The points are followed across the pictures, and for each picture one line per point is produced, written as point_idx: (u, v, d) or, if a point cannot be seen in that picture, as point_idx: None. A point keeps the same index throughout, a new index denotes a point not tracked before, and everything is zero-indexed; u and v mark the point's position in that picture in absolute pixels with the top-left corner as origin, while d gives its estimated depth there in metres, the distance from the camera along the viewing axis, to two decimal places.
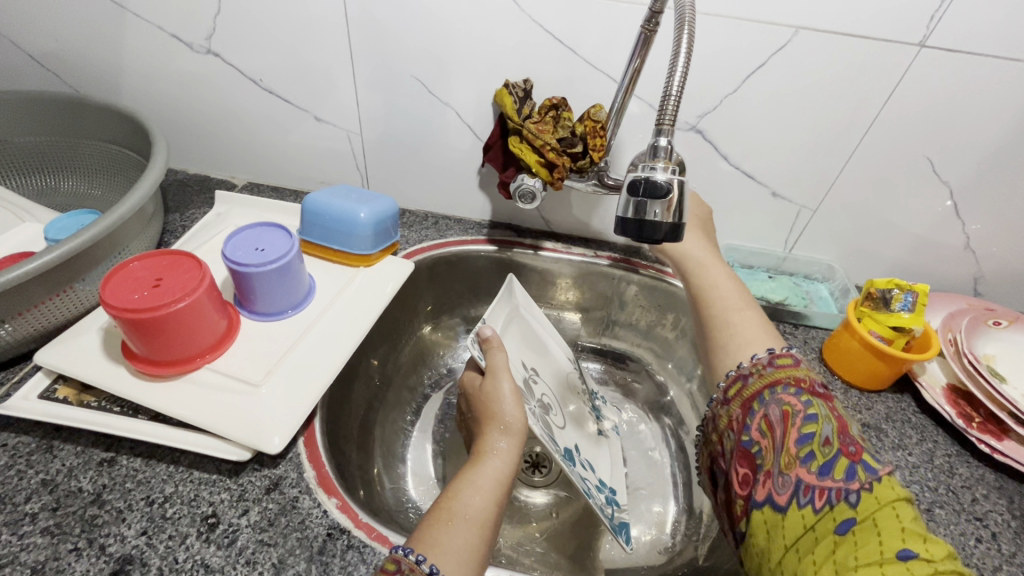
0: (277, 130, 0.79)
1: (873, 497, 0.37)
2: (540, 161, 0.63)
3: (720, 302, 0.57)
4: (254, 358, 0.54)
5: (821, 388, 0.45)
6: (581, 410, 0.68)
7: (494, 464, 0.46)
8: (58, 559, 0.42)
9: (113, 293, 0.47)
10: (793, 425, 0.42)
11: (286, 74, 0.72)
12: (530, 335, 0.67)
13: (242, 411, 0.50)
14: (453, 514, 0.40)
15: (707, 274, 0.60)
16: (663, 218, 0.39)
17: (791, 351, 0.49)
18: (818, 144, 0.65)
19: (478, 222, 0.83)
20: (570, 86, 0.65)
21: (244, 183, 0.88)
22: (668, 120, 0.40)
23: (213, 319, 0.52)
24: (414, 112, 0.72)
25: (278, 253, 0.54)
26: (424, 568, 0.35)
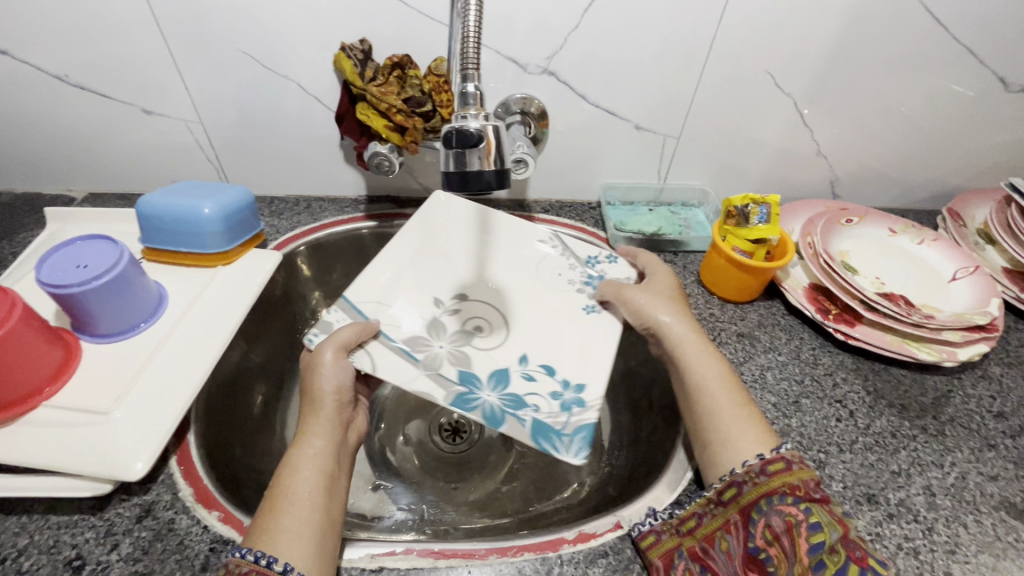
0: (106, 131, 0.71)
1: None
2: (389, 126, 0.61)
3: (716, 400, 0.49)
4: (103, 385, 0.50)
5: (816, 490, 0.43)
6: (562, 295, 0.63)
7: (313, 445, 0.46)
8: None
9: None
10: (800, 535, 0.40)
11: (96, 65, 0.64)
12: (466, 241, 0.67)
13: (94, 442, 0.46)
14: (277, 499, 0.42)
15: (692, 362, 0.52)
16: (483, 166, 0.38)
17: (782, 452, 0.44)
18: (666, 71, 0.66)
19: (354, 199, 0.79)
20: (410, 40, 0.61)
21: (84, 196, 0.79)
22: (472, 66, 0.40)
23: (40, 350, 0.47)
24: (253, 90, 0.66)
25: (103, 266, 0.49)
26: (249, 558, 0.37)
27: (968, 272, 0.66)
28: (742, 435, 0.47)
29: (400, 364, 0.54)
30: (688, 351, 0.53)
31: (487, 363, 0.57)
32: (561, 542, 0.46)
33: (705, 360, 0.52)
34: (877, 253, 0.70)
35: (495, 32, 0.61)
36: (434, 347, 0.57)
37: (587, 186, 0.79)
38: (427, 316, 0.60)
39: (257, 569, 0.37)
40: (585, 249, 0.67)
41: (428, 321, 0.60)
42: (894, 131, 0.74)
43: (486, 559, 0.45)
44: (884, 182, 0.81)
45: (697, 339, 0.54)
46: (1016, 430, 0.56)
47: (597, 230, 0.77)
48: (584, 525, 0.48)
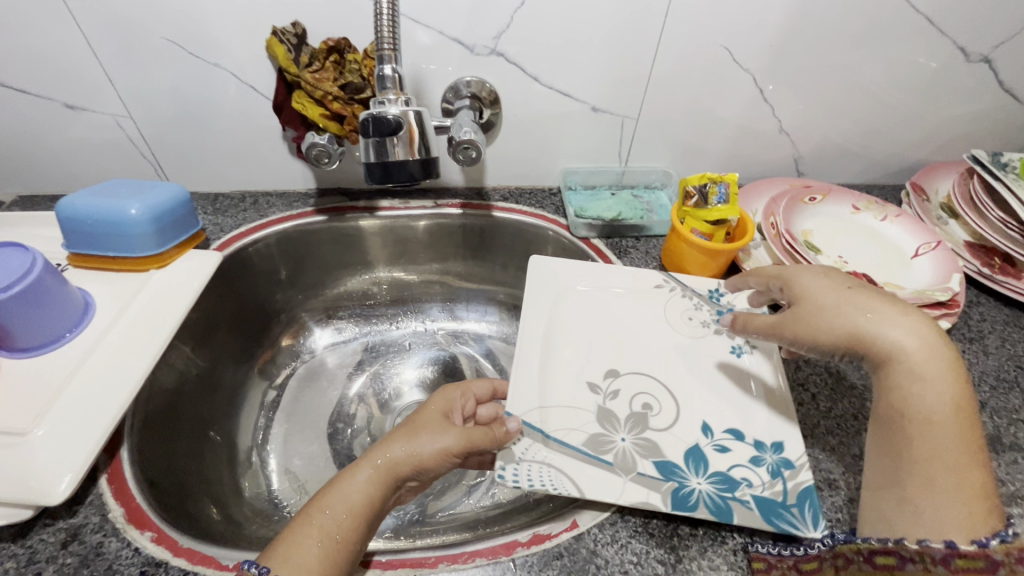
0: (24, 130, 0.66)
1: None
2: (326, 115, 0.58)
3: (919, 443, 0.38)
4: (24, 403, 0.47)
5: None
6: (702, 343, 0.58)
7: (361, 480, 0.42)
8: None
9: None
10: None
11: (5, 56, 0.59)
12: (597, 304, 0.62)
13: (11, 464, 0.43)
14: (311, 526, 0.39)
15: (911, 387, 0.40)
16: None
17: (990, 550, 0.31)
18: (619, 49, 0.63)
19: (304, 192, 0.75)
20: (347, 23, 0.58)
21: (13, 199, 0.74)
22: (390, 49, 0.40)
23: None
24: (181, 80, 0.62)
25: (15, 273, 0.46)
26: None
27: (930, 247, 0.66)
28: (951, 505, 0.35)
29: (593, 473, 0.46)
30: (899, 375, 0.40)
31: (676, 444, 0.49)
32: (515, 545, 0.44)
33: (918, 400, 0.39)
34: (842, 231, 0.69)
35: (436, 12, 0.58)
36: (617, 442, 0.49)
37: (547, 171, 0.76)
38: (593, 408, 0.52)
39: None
40: (702, 283, 0.63)
41: (597, 413, 0.52)
42: (857, 105, 0.73)
43: (437, 568, 0.43)
44: (848, 158, 0.80)
45: (920, 363, 0.40)
46: (977, 406, 0.55)
47: (557, 217, 0.74)
48: (540, 526, 0.46)
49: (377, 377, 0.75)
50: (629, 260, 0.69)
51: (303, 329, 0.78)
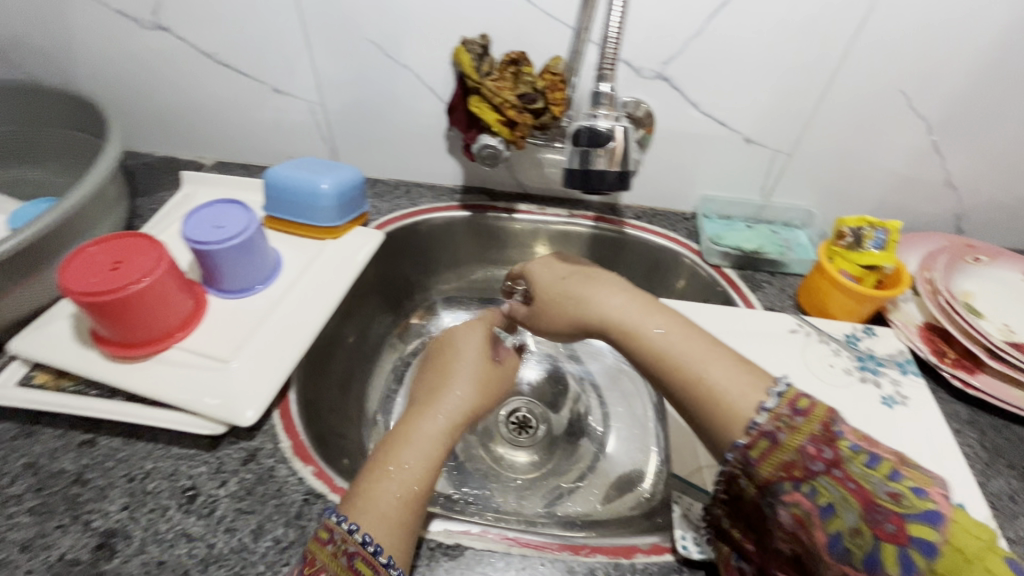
0: (232, 106, 0.76)
1: (956, 553, 0.30)
2: (500, 120, 0.61)
3: (692, 376, 0.42)
4: (224, 338, 0.55)
5: (818, 459, 0.34)
6: (850, 390, 0.56)
7: (436, 424, 0.48)
8: (44, 535, 0.44)
9: (73, 279, 0.47)
10: (816, 527, 0.34)
11: (237, 41, 0.69)
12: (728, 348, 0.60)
13: (214, 385, 0.51)
14: (388, 477, 0.43)
15: (640, 336, 0.46)
16: (607, 166, 0.46)
17: (762, 428, 0.37)
18: (785, 83, 0.63)
19: (451, 188, 0.80)
20: (529, 39, 0.63)
21: (212, 163, 0.83)
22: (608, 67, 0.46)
23: (176, 299, 0.52)
24: (372, 76, 0.70)
25: (238, 227, 0.54)
26: (355, 538, 0.39)
27: None
28: (730, 394, 0.40)
29: None
30: (626, 324, 0.48)
31: None
32: (634, 550, 0.46)
33: (633, 331, 0.47)
34: (1008, 297, 0.64)
35: None
36: None
37: (685, 196, 0.76)
38: None
39: (365, 555, 0.38)
40: (837, 327, 0.62)
41: None
42: None
43: (560, 554, 0.45)
44: (1020, 222, 0.73)
45: (624, 305, 0.49)
46: None
47: (689, 242, 0.74)
48: (658, 538, 0.47)
49: None
50: (764, 294, 0.68)
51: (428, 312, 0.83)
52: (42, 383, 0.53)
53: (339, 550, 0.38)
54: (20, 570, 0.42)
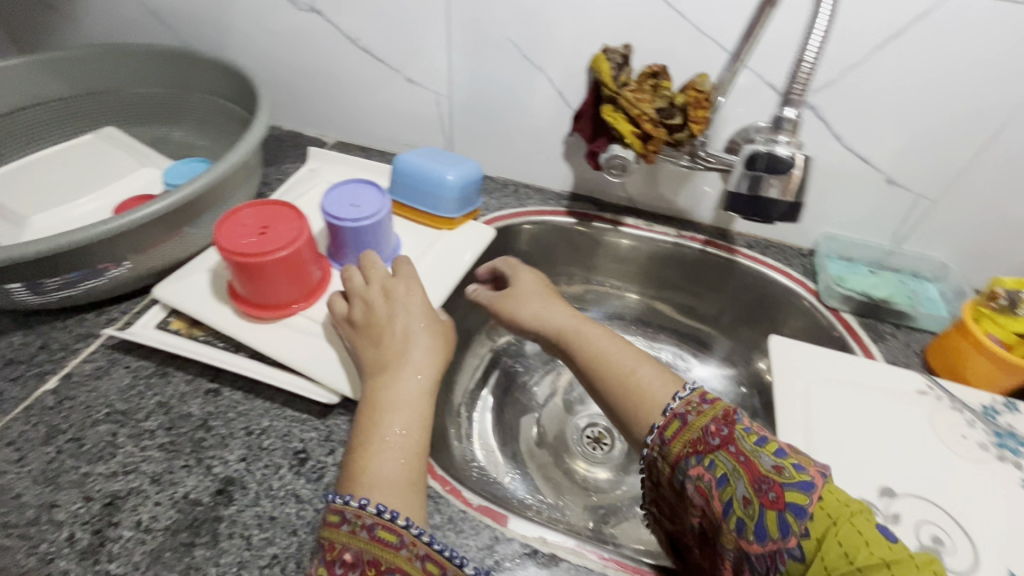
0: (363, 90, 0.79)
1: (824, 514, 0.35)
2: (634, 132, 0.60)
3: (620, 372, 0.51)
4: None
5: (717, 436, 0.42)
6: (983, 466, 0.51)
7: (410, 383, 0.46)
8: (172, 472, 0.48)
9: (225, 237, 0.50)
10: (713, 498, 0.40)
11: (381, 29, 0.71)
12: (846, 398, 0.56)
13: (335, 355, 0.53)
14: (381, 443, 0.42)
15: (594, 345, 0.54)
16: (779, 194, 0.49)
17: (675, 410, 0.46)
18: (947, 126, 0.59)
19: (558, 193, 0.80)
20: (673, 52, 0.61)
21: (333, 142, 0.87)
22: (797, 92, 0.48)
23: (308, 270, 0.55)
24: (503, 75, 0.70)
25: (373, 208, 0.57)
26: (369, 510, 0.37)
27: None
28: (651, 385, 0.49)
29: None
30: (580, 330, 0.56)
31: None
32: None
33: (578, 334, 0.56)
34: None
35: (772, 55, 0.57)
36: None
37: (805, 231, 0.72)
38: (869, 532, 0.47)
39: (384, 523, 0.37)
40: (971, 395, 0.57)
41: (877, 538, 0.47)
42: None
43: None
44: None
45: (578, 318, 0.58)
46: None
47: (805, 280, 0.70)
48: None
49: (571, 382, 0.80)
50: (885, 346, 0.64)
51: None
52: (178, 330, 0.57)
53: (355, 528, 0.37)
54: (150, 501, 0.46)
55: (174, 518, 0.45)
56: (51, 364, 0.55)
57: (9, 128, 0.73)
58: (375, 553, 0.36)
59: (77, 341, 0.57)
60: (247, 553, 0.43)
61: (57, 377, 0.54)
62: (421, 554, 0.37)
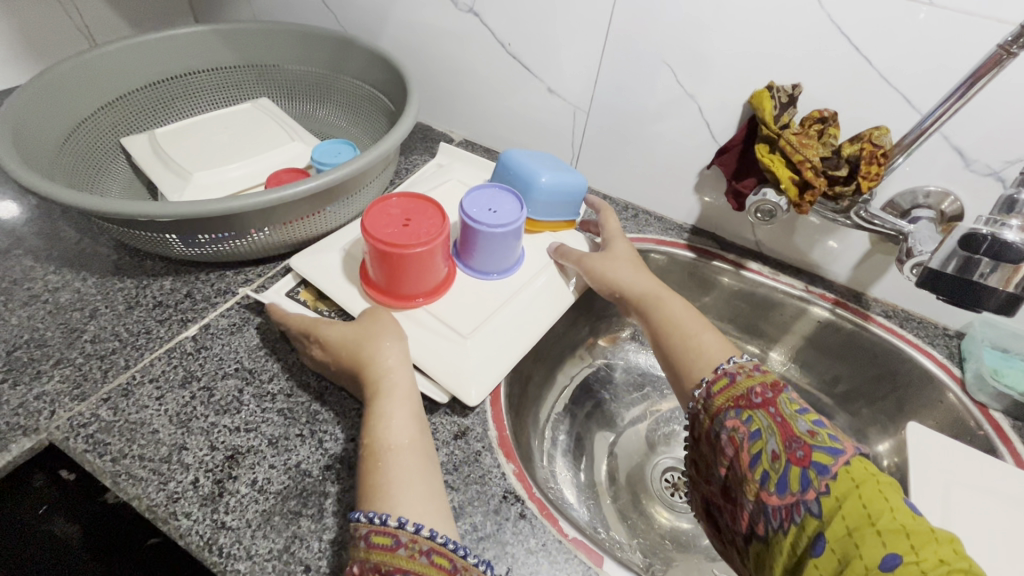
0: (502, 94, 0.79)
1: (848, 477, 0.38)
2: (793, 178, 0.57)
3: (683, 332, 0.54)
4: (464, 314, 0.57)
5: (759, 395, 0.46)
6: None
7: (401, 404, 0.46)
8: (287, 438, 0.50)
9: (374, 219, 0.52)
10: (743, 449, 0.44)
11: (536, 38, 0.71)
12: (990, 511, 0.50)
13: (449, 356, 0.54)
14: (390, 457, 0.42)
15: (666, 308, 0.56)
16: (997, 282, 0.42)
17: (725, 369, 0.49)
18: None
19: (679, 224, 0.77)
20: (848, 100, 0.57)
21: (460, 139, 0.89)
22: None
23: (435, 268, 0.55)
24: (651, 100, 0.68)
25: (510, 217, 0.56)
26: (365, 520, 0.38)
27: None
28: (712, 348, 0.52)
29: None
30: (658, 294, 0.58)
31: None
32: None
33: (657, 298, 0.57)
34: None
35: (969, 118, 0.51)
36: None
37: (958, 311, 0.65)
38: None
39: (378, 528, 0.38)
40: None
41: None
42: None
43: None
44: None
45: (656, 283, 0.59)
46: None
47: (949, 365, 0.63)
48: None
49: (658, 421, 0.77)
50: None
51: (615, 337, 0.81)
52: (305, 302, 0.59)
53: (356, 540, 0.38)
54: (266, 462, 0.48)
55: (285, 484, 0.47)
56: (194, 313, 0.59)
57: (183, 88, 0.80)
58: (376, 560, 0.36)
59: (216, 295, 0.61)
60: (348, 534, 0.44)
61: (198, 325, 0.58)
62: (425, 549, 0.37)
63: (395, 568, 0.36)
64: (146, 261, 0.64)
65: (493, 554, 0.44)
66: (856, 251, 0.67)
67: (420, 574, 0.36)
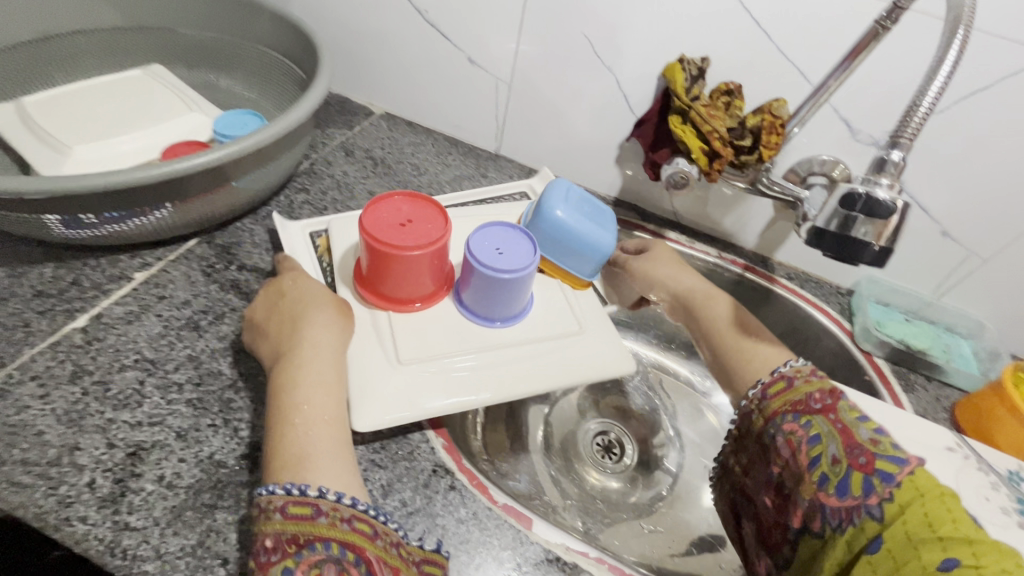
0: (423, 64, 0.77)
1: (912, 487, 0.37)
2: (702, 148, 0.59)
3: (740, 338, 0.55)
4: (420, 334, 0.53)
5: (819, 401, 0.45)
6: None
7: (320, 377, 0.45)
8: (198, 430, 0.47)
9: (375, 215, 0.50)
10: (801, 451, 0.43)
11: (454, 6, 0.69)
12: None
13: (374, 372, 0.50)
14: (300, 432, 0.41)
15: (727, 314, 0.58)
16: (868, 236, 0.46)
17: (781, 372, 0.49)
18: (1015, 186, 0.58)
19: (603, 197, 0.79)
20: (750, 74, 0.60)
21: (380, 112, 0.85)
22: (907, 136, 0.45)
23: (422, 280, 0.52)
24: (571, 72, 0.69)
25: (515, 263, 0.51)
26: (280, 493, 0.36)
27: None
28: (766, 351, 0.53)
29: None
30: (715, 301, 0.60)
31: None
32: None
33: (712, 304, 0.59)
34: None
35: (855, 91, 0.56)
36: None
37: (849, 270, 0.71)
38: None
39: (295, 499, 0.36)
40: (1002, 460, 0.55)
41: None
42: None
43: None
44: None
45: (715, 291, 0.61)
46: None
47: (841, 320, 0.70)
48: None
49: (589, 389, 0.80)
50: (916, 397, 0.64)
51: None
52: (315, 251, 0.60)
53: (268, 513, 0.36)
54: (174, 456, 0.45)
55: (197, 477, 0.44)
56: (81, 303, 0.54)
57: (56, 52, 0.70)
58: (294, 531, 0.35)
59: (110, 282, 0.56)
60: None
61: (88, 315, 0.53)
62: (347, 516, 0.36)
63: (315, 537, 0.35)
64: (20, 247, 0.57)
65: (422, 528, 0.44)
66: (762, 217, 0.71)
67: (341, 540, 0.35)
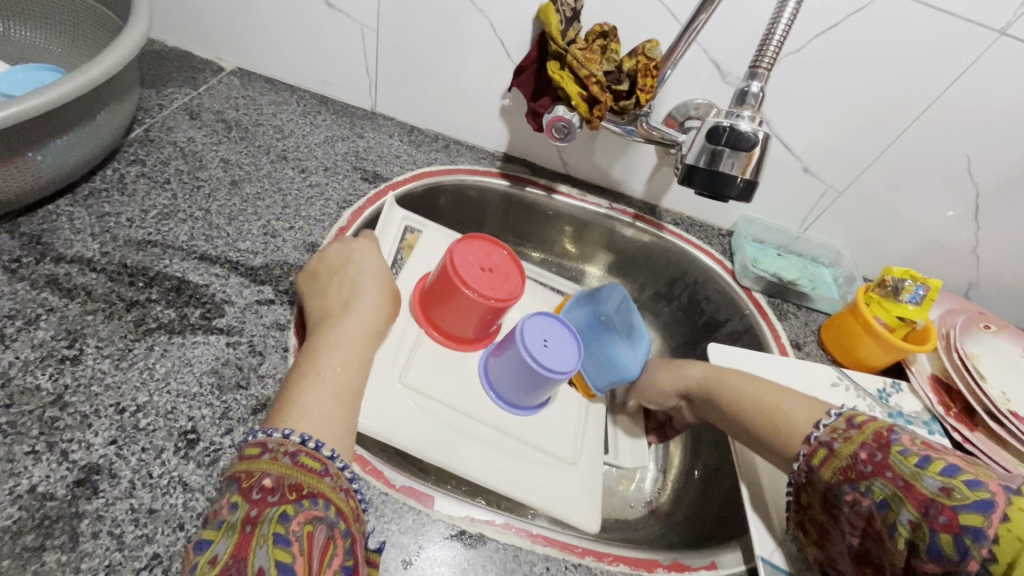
0: (273, 9, 0.67)
1: (1011, 537, 0.31)
2: (581, 94, 0.57)
3: (761, 401, 0.50)
4: (426, 363, 0.53)
5: (868, 462, 0.39)
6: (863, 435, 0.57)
7: (354, 349, 0.43)
8: (11, 461, 0.38)
9: (470, 252, 0.55)
10: (877, 524, 0.37)
11: None
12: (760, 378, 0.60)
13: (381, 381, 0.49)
14: (315, 386, 0.39)
15: (741, 379, 0.53)
16: (734, 169, 0.47)
17: (817, 438, 0.43)
18: (861, 123, 0.63)
19: (492, 152, 0.75)
20: (624, 15, 0.58)
21: (232, 68, 0.74)
22: (765, 65, 0.46)
23: (468, 324, 0.55)
24: (443, 15, 0.63)
25: (550, 360, 0.51)
26: (294, 440, 0.34)
27: None
28: (799, 415, 0.47)
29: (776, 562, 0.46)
30: (720, 372, 0.55)
31: None
32: (655, 564, 0.46)
33: (718, 375, 0.54)
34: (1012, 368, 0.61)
35: (720, 31, 0.57)
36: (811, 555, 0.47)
37: (728, 212, 0.75)
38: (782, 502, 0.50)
39: (308, 450, 0.34)
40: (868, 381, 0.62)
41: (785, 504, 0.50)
42: None
43: (583, 558, 0.45)
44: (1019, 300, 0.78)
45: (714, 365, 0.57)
46: None
47: (723, 260, 0.73)
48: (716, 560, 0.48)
49: None
50: (789, 325, 0.69)
51: None
52: (400, 244, 0.62)
53: (278, 456, 0.34)
54: None
55: (14, 518, 0.36)
56: None
57: None
58: (299, 478, 0.33)
59: None
60: (117, 555, 0.36)
61: None
62: (348, 486, 0.35)
63: (318, 492, 0.33)
64: None
65: None
66: (647, 166, 0.72)
67: (339, 505, 0.33)
